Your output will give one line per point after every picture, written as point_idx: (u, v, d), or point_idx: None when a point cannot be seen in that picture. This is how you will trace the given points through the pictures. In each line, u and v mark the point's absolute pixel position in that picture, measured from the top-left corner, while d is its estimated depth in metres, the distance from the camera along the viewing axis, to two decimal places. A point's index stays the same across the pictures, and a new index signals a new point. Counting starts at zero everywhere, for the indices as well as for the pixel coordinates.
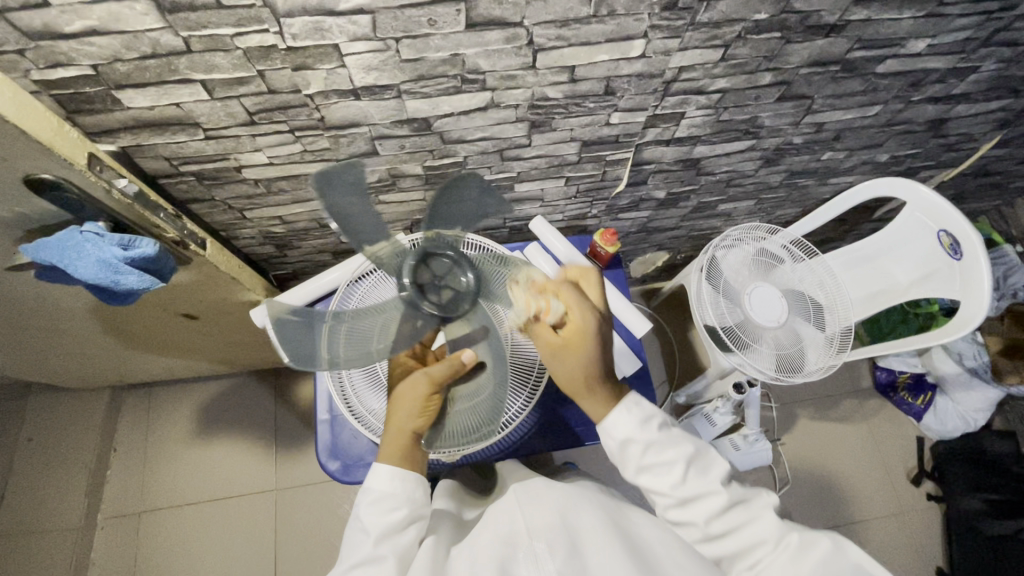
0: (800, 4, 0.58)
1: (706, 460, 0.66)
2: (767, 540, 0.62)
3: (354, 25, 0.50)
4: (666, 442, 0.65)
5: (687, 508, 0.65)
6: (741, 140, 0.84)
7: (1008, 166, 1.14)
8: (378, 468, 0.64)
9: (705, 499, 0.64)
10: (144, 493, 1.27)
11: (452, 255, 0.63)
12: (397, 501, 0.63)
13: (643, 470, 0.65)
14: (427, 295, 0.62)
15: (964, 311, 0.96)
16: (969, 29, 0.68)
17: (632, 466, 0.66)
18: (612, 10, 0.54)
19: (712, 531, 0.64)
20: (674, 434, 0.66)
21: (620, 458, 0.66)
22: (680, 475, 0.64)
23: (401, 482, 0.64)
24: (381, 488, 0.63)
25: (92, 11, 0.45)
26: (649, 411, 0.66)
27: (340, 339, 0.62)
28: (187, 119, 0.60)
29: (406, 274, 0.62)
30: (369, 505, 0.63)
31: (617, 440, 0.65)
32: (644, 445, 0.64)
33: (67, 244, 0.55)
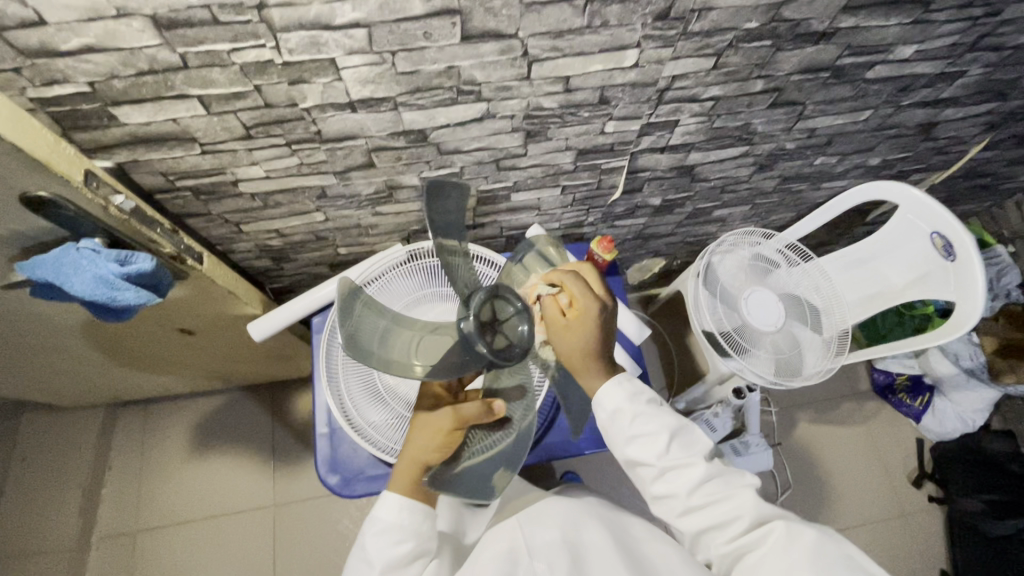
0: (789, 13, 0.59)
1: (692, 437, 0.65)
2: (746, 517, 0.61)
3: (350, 39, 0.51)
4: (653, 415, 0.65)
5: (669, 481, 0.63)
6: (734, 147, 0.85)
7: (998, 167, 1.15)
8: (385, 497, 0.64)
9: (688, 471, 0.63)
10: (140, 513, 1.25)
11: (520, 306, 0.61)
12: (403, 534, 0.63)
13: (628, 441, 0.64)
14: (485, 335, 0.59)
15: (960, 312, 0.96)
16: (955, 35, 0.69)
17: (620, 438, 0.65)
18: (605, 21, 0.55)
19: (693, 505, 0.63)
20: (661, 409, 0.66)
21: (609, 427, 0.65)
22: (665, 447, 0.63)
23: (408, 514, 0.64)
24: (387, 519, 0.63)
25: (89, 29, 0.46)
26: (639, 387, 0.66)
27: (379, 337, 0.57)
28: (184, 134, 0.60)
29: (471, 308, 0.61)
30: (373, 534, 0.63)
31: (609, 410, 0.65)
32: (632, 416, 0.64)
33: (64, 262, 0.55)
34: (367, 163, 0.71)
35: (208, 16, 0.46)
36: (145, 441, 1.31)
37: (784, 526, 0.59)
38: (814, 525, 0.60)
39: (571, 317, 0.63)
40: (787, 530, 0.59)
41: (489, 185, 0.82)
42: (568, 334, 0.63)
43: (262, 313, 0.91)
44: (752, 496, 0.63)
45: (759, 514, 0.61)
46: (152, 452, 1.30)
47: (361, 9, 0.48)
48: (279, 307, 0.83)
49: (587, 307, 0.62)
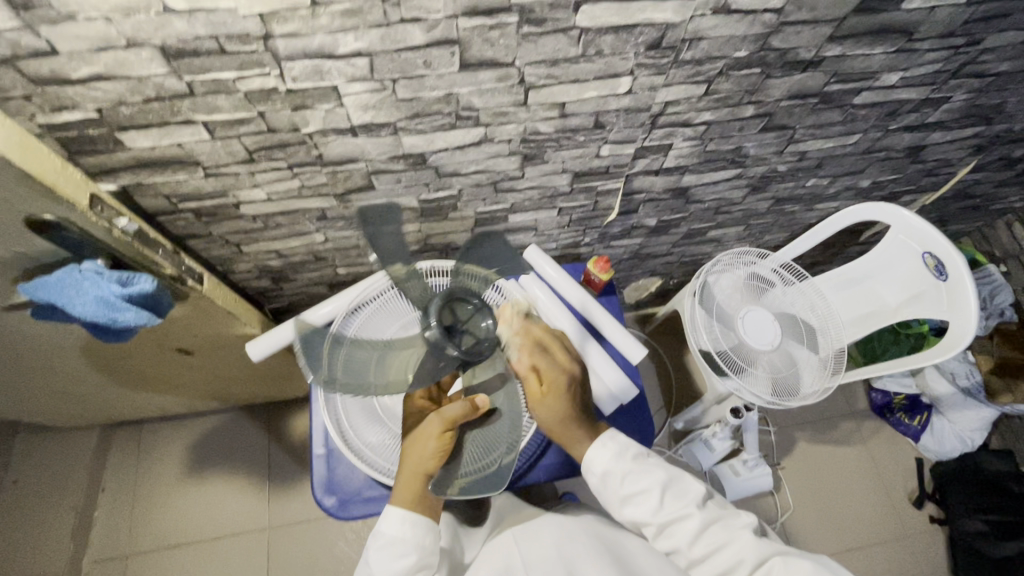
0: (777, 42, 0.61)
1: (683, 484, 0.66)
2: (747, 560, 0.61)
3: (353, 67, 0.52)
4: (642, 470, 0.66)
5: (669, 536, 0.64)
6: (727, 169, 0.87)
7: (987, 189, 1.17)
8: (389, 512, 0.64)
9: (685, 523, 0.63)
10: (132, 536, 1.23)
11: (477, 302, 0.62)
12: (408, 547, 0.63)
13: (624, 502, 0.65)
14: (453, 337, 0.59)
15: (954, 331, 0.97)
16: (939, 63, 0.71)
17: (615, 499, 0.66)
18: (600, 51, 0.56)
19: (697, 557, 0.63)
20: (649, 462, 0.67)
21: (604, 492, 0.67)
22: (658, 502, 0.64)
23: (411, 527, 0.63)
24: (391, 534, 0.63)
25: (99, 58, 0.47)
26: (624, 443, 0.68)
27: (363, 362, 0.61)
28: (187, 157, 0.61)
29: (433, 315, 0.59)
30: (376, 549, 0.63)
31: (598, 474, 0.66)
32: (621, 476, 0.65)
33: (65, 283, 0.56)
34: (367, 186, 0.72)
35: (215, 46, 0.48)
36: (139, 462, 1.29)
37: (783, 561, 0.59)
38: (811, 555, 0.61)
39: (545, 390, 0.65)
40: (786, 563, 0.59)
41: (487, 207, 0.83)
42: (545, 408, 0.65)
43: (260, 333, 0.91)
44: (751, 537, 0.62)
45: (759, 555, 0.61)
46: (145, 473, 1.28)
47: (364, 40, 0.50)
48: (277, 327, 0.83)
49: (556, 380, 0.65)
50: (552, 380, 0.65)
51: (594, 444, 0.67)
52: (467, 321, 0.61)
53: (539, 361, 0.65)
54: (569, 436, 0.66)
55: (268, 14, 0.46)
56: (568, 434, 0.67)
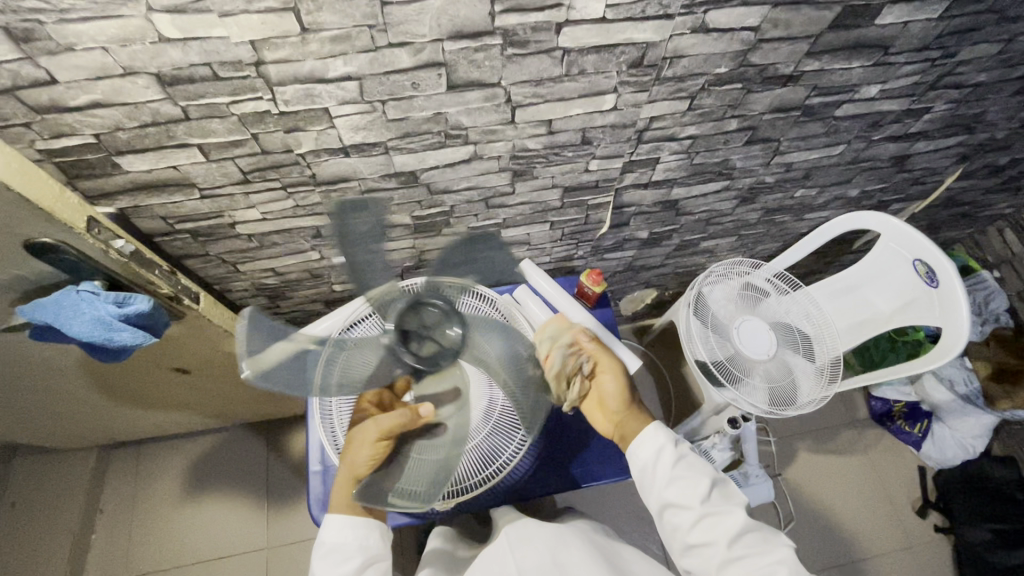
0: (756, 59, 0.63)
1: (728, 488, 0.69)
2: (783, 571, 0.61)
3: (342, 90, 0.54)
4: (695, 461, 0.70)
5: (706, 529, 0.65)
6: (715, 181, 0.88)
7: (975, 196, 1.19)
8: (329, 521, 0.66)
9: (727, 518, 0.65)
10: (128, 558, 1.22)
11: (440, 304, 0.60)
12: (349, 551, 0.65)
13: (670, 481, 0.68)
14: (410, 344, 0.58)
15: (947, 337, 0.97)
16: (917, 75, 0.73)
17: (662, 476, 0.69)
18: (583, 70, 0.58)
19: (731, 557, 0.63)
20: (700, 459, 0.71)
21: (650, 472, 0.70)
22: (706, 490, 0.67)
23: (351, 532, 0.66)
24: (332, 540, 0.65)
25: (97, 86, 0.49)
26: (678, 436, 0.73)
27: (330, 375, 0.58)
28: (184, 180, 0.62)
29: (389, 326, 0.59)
30: (320, 559, 0.65)
31: (648, 451, 0.70)
32: (676, 457, 0.69)
33: (63, 304, 0.56)
34: None
35: (209, 73, 0.49)
36: (137, 483, 1.29)
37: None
38: None
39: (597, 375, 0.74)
40: None
41: (480, 222, 0.85)
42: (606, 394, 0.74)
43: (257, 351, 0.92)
44: (789, 554, 0.63)
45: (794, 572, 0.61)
46: (143, 494, 1.28)
47: (352, 64, 0.51)
48: None
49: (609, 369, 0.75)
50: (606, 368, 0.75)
51: (647, 428, 0.72)
52: (433, 327, 0.59)
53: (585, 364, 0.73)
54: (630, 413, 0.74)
55: (259, 41, 0.47)
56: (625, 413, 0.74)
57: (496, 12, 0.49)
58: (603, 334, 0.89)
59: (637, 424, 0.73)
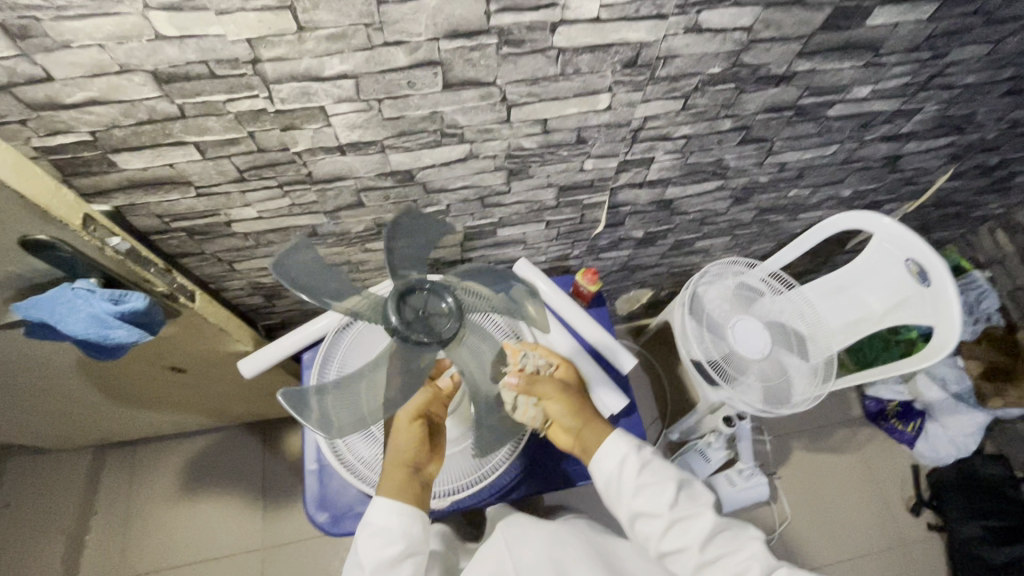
0: (748, 59, 0.64)
1: (694, 488, 0.69)
2: (757, 568, 0.62)
3: (338, 88, 0.54)
4: (660, 466, 0.70)
5: (678, 535, 0.65)
6: (709, 181, 0.89)
7: (966, 196, 1.20)
8: (377, 502, 0.65)
9: (697, 521, 0.66)
10: (123, 559, 1.22)
11: (450, 303, 0.61)
12: (394, 536, 0.64)
13: (636, 491, 0.68)
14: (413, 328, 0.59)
15: (938, 336, 0.98)
16: (907, 76, 0.74)
17: (627, 487, 0.68)
18: (577, 69, 0.59)
19: (705, 560, 0.64)
20: (664, 461, 0.71)
21: (616, 485, 0.69)
22: (674, 495, 0.67)
23: (398, 517, 0.64)
24: (378, 522, 0.64)
25: (93, 84, 0.49)
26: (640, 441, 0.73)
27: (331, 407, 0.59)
28: (179, 178, 0.62)
29: (392, 313, 0.58)
30: (365, 537, 0.64)
31: (612, 464, 0.70)
32: (641, 465, 0.69)
33: (58, 302, 0.57)
34: (357, 203, 0.74)
35: (205, 71, 0.50)
36: (132, 484, 1.28)
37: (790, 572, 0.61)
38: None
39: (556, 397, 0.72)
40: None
41: (475, 222, 0.85)
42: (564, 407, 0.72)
43: (253, 350, 0.92)
44: (762, 549, 0.64)
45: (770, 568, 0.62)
46: (138, 495, 1.27)
47: (348, 63, 0.52)
48: (270, 344, 0.84)
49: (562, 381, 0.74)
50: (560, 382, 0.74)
51: (609, 436, 0.71)
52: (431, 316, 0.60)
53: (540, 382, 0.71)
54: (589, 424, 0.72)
55: (255, 39, 0.47)
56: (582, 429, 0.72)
57: (491, 12, 0.49)
58: (599, 333, 0.90)
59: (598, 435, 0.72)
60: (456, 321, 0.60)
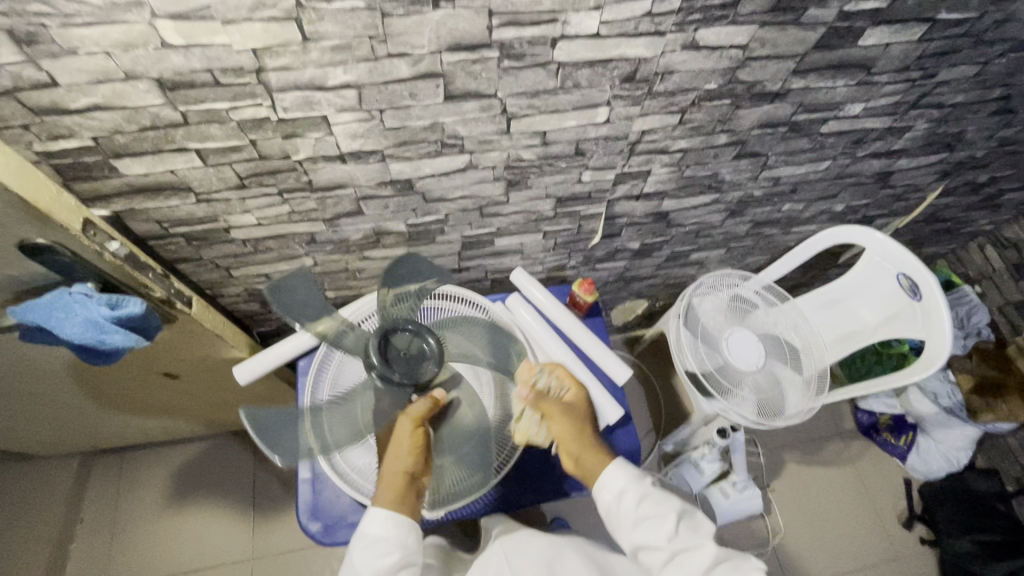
0: (744, 76, 0.65)
1: (697, 520, 0.69)
2: None
3: (341, 98, 0.55)
4: (659, 497, 0.70)
5: (680, 567, 0.65)
6: (705, 194, 0.90)
7: (956, 213, 1.22)
8: (371, 512, 0.64)
9: (698, 552, 0.65)
10: (111, 569, 1.20)
11: (432, 344, 0.63)
12: (391, 545, 0.64)
13: (636, 523, 0.68)
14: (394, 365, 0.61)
15: (929, 350, 1.00)
16: (898, 95, 0.76)
17: (629, 520, 0.69)
18: (577, 83, 0.60)
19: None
20: (668, 493, 0.71)
21: (616, 516, 0.70)
22: (673, 527, 0.67)
23: (394, 526, 0.64)
24: (374, 533, 0.63)
25: (97, 90, 0.49)
26: (642, 472, 0.73)
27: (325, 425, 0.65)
28: (180, 184, 0.63)
29: (371, 355, 0.61)
30: (360, 549, 0.63)
31: (613, 494, 0.70)
32: (639, 496, 0.70)
33: (56, 305, 0.57)
34: (356, 211, 0.74)
35: (210, 79, 0.50)
36: (121, 492, 1.27)
37: None
38: None
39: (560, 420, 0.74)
40: None
41: (474, 231, 0.86)
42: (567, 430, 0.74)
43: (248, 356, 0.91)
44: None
45: None
46: (127, 503, 1.26)
47: (352, 73, 0.52)
48: (264, 351, 0.84)
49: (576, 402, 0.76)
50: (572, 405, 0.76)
51: (611, 466, 0.72)
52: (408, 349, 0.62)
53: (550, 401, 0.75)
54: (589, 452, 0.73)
55: (261, 49, 0.48)
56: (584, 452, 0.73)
57: (493, 26, 0.50)
58: (594, 342, 0.90)
59: (598, 463, 0.73)
60: (436, 365, 0.62)
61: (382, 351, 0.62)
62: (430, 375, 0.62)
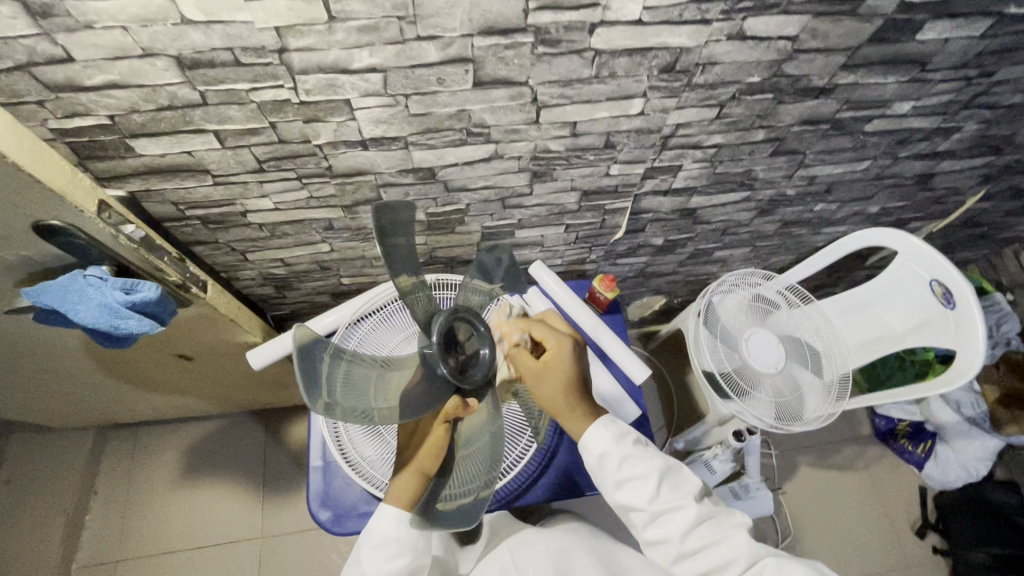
0: (790, 69, 0.61)
1: (680, 477, 0.64)
2: (738, 560, 0.59)
3: (366, 82, 0.52)
4: (641, 456, 0.64)
5: (660, 525, 0.61)
6: (736, 192, 0.87)
7: (995, 218, 1.17)
8: (384, 511, 0.62)
9: (679, 513, 0.61)
10: (123, 542, 1.22)
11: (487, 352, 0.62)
12: (400, 548, 0.62)
13: (617, 484, 0.63)
14: (448, 356, 0.59)
15: (961, 361, 0.96)
16: (951, 93, 0.71)
17: (609, 480, 0.63)
18: (612, 73, 0.57)
19: (688, 549, 0.60)
20: (648, 450, 0.65)
21: (596, 474, 0.64)
22: (655, 490, 0.61)
23: (407, 529, 0.62)
24: (385, 533, 0.62)
25: (114, 67, 0.47)
26: (624, 428, 0.65)
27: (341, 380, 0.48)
28: (197, 166, 0.61)
29: (436, 332, 0.60)
30: (369, 547, 0.62)
31: (595, 453, 0.64)
32: (619, 458, 0.63)
33: (70, 288, 0.56)
34: (375, 199, 0.72)
35: (230, 58, 0.48)
36: (133, 466, 1.28)
37: (777, 562, 0.57)
38: (808, 564, 0.58)
39: (544, 361, 0.64)
40: (780, 567, 0.57)
41: (494, 222, 0.83)
42: (543, 380, 0.63)
43: (261, 341, 0.90)
44: (746, 537, 0.60)
45: (753, 557, 0.59)
46: (139, 478, 1.27)
47: (378, 56, 0.50)
48: (276, 337, 0.83)
49: (557, 349, 0.64)
50: (551, 352, 0.64)
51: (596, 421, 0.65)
52: (466, 343, 0.61)
53: (535, 328, 0.67)
54: (569, 411, 0.64)
55: (284, 27, 0.46)
56: (568, 407, 0.64)
57: (530, 9, 0.47)
58: (613, 340, 0.88)
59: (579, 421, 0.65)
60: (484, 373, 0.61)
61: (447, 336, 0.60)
62: (480, 378, 0.61)
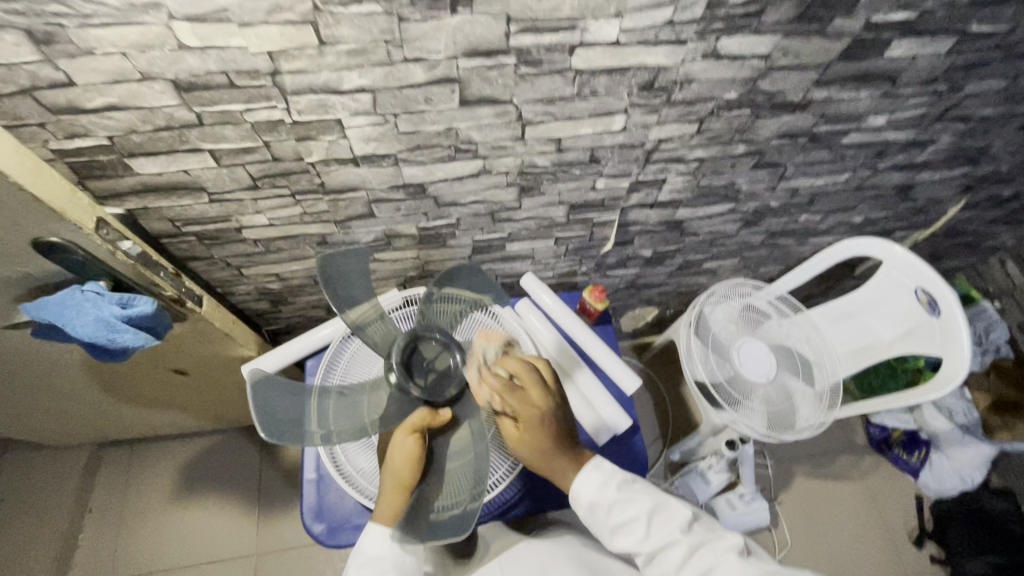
0: (765, 86, 0.64)
1: (669, 510, 0.65)
2: None
3: (355, 102, 0.54)
4: (628, 498, 0.64)
5: (658, 564, 0.62)
6: (721, 204, 0.89)
7: (978, 227, 1.20)
8: (371, 529, 0.63)
9: (671, 550, 0.62)
10: (115, 560, 1.21)
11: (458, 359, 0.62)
12: (385, 566, 0.62)
13: (611, 532, 0.64)
14: (415, 376, 0.61)
15: (948, 368, 0.97)
16: (924, 106, 0.74)
17: (603, 529, 0.64)
18: (594, 90, 0.59)
19: None
20: (635, 488, 0.65)
21: (591, 525, 0.65)
22: (645, 531, 0.63)
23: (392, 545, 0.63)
24: (371, 551, 0.62)
25: (113, 90, 0.49)
26: (609, 471, 0.65)
27: (330, 410, 0.60)
28: (193, 184, 0.63)
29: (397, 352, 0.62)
30: (358, 567, 0.62)
31: (585, 506, 0.64)
32: (607, 507, 0.63)
33: (67, 303, 0.57)
34: (367, 214, 0.74)
35: (225, 81, 0.50)
36: (128, 483, 1.28)
37: None
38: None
39: (521, 432, 0.60)
40: None
41: (485, 235, 0.85)
42: (523, 447, 0.61)
43: (257, 355, 0.91)
44: (736, 558, 0.60)
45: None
46: (133, 495, 1.27)
47: (367, 77, 0.52)
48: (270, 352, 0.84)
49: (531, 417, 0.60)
50: (527, 421, 0.60)
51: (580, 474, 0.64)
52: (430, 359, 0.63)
53: (509, 396, 0.60)
54: (553, 469, 0.63)
55: (276, 52, 0.48)
56: (551, 467, 0.63)
57: (511, 32, 0.50)
58: (603, 351, 0.89)
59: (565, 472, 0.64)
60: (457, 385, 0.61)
61: (407, 358, 0.62)
62: (453, 391, 0.61)
